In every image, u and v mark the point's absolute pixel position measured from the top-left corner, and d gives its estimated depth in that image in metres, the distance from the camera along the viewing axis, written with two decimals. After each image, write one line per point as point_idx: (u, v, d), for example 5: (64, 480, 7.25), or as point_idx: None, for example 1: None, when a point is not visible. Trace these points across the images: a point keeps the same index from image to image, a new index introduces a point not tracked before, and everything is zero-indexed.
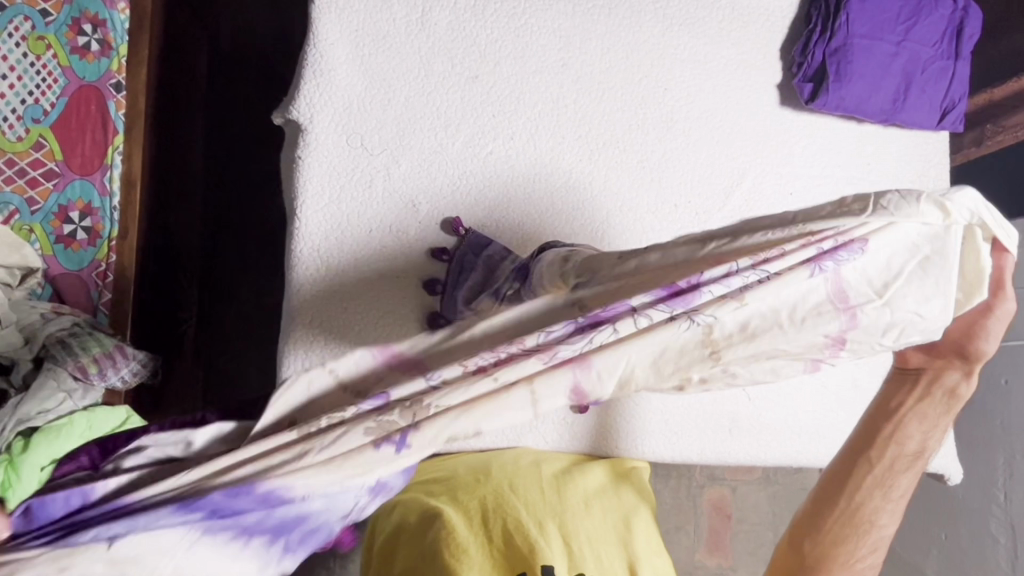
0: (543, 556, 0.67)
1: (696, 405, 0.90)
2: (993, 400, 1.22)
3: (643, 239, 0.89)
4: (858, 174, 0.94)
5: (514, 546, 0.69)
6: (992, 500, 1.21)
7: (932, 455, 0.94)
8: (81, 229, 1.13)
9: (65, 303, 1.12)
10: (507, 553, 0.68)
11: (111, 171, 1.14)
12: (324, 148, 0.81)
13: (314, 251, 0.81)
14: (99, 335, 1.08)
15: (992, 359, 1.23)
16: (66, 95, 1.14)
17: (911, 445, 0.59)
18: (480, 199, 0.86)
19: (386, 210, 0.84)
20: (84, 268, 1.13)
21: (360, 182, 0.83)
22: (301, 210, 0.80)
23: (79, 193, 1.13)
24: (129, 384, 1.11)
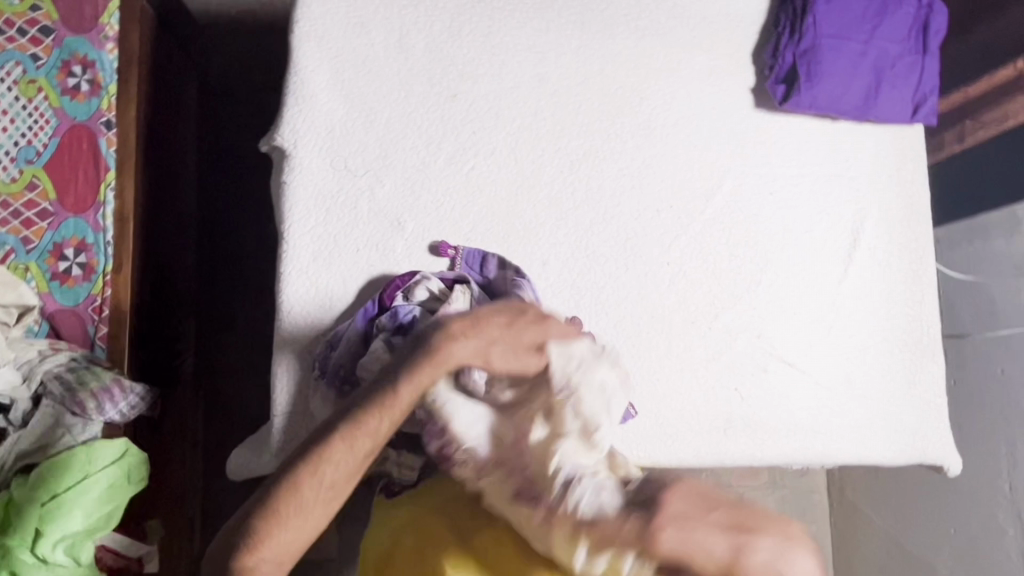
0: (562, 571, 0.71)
1: (688, 407, 0.88)
2: (992, 390, 1.21)
3: (627, 245, 0.89)
4: (837, 170, 0.95)
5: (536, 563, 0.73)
6: (998, 491, 1.20)
7: (930, 447, 0.92)
8: (76, 265, 1.14)
9: (62, 338, 1.13)
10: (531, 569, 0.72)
11: (104, 208, 1.16)
12: (309, 172, 0.84)
13: (302, 273, 0.83)
14: (97, 368, 1.08)
15: (986, 348, 1.22)
16: (58, 135, 1.16)
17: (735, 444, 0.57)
18: (464, 214, 0.87)
19: (371, 229, 0.85)
20: (80, 304, 1.13)
21: (345, 203, 0.85)
22: (288, 233, 0.83)
23: (73, 230, 1.15)
24: (127, 418, 1.09)
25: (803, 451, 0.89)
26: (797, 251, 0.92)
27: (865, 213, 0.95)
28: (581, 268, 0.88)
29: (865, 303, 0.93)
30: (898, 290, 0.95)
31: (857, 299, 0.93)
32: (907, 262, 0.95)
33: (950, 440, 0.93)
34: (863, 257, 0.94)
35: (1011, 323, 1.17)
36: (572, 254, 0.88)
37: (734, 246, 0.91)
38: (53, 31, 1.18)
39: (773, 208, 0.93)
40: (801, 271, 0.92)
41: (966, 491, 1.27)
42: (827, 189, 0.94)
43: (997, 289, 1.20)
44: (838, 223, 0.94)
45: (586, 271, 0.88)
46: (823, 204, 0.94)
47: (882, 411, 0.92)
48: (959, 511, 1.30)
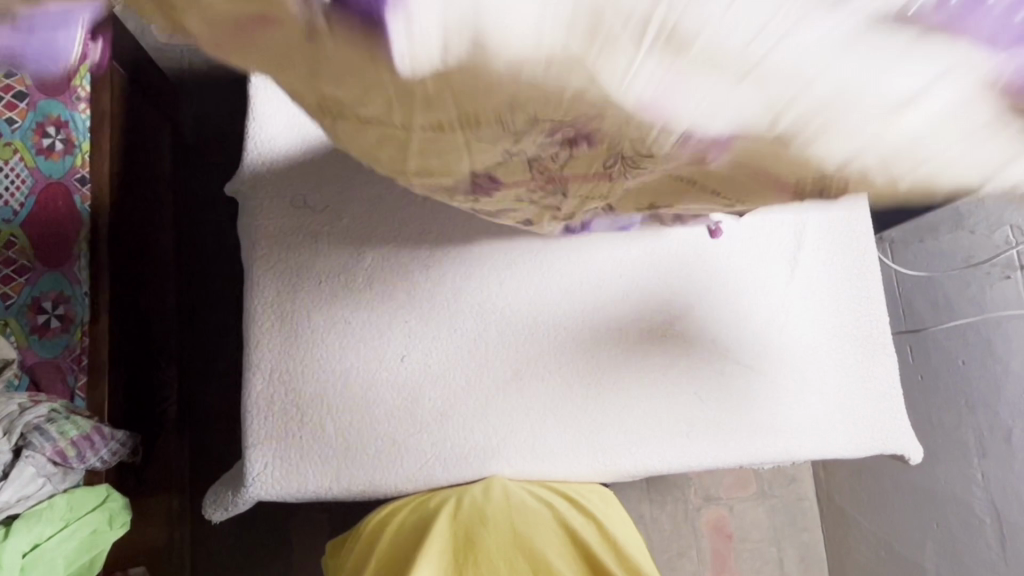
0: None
1: (649, 415, 0.90)
2: (955, 381, 1.25)
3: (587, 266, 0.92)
4: None
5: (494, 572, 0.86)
6: (972, 482, 1.23)
7: (887, 438, 0.95)
8: (54, 317, 1.17)
9: (42, 391, 1.15)
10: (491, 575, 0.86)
11: (80, 260, 1.20)
12: (269, 211, 0.90)
13: (269, 307, 0.88)
14: (76, 417, 1.09)
15: (946, 342, 1.26)
16: (33, 193, 1.21)
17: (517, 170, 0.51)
18: (421, 246, 0.90)
19: (332, 261, 0.89)
20: (60, 355, 1.16)
21: (305, 237, 0.89)
22: (253, 269, 0.89)
23: (51, 285, 1.18)
24: (109, 464, 1.13)
25: (763, 449, 0.92)
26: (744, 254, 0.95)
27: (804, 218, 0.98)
28: (537, 286, 0.91)
29: (815, 303, 0.96)
30: (845, 287, 0.98)
31: (807, 300, 0.96)
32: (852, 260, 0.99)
33: (906, 429, 0.96)
34: (808, 259, 0.97)
35: (965, 317, 1.22)
36: (528, 275, 0.91)
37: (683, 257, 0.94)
38: (27, 95, 1.22)
39: None
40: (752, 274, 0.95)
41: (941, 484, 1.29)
42: None
43: (950, 283, 1.25)
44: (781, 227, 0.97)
45: (543, 292, 0.91)
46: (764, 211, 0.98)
47: (838, 405, 0.94)
48: (937, 505, 1.32)
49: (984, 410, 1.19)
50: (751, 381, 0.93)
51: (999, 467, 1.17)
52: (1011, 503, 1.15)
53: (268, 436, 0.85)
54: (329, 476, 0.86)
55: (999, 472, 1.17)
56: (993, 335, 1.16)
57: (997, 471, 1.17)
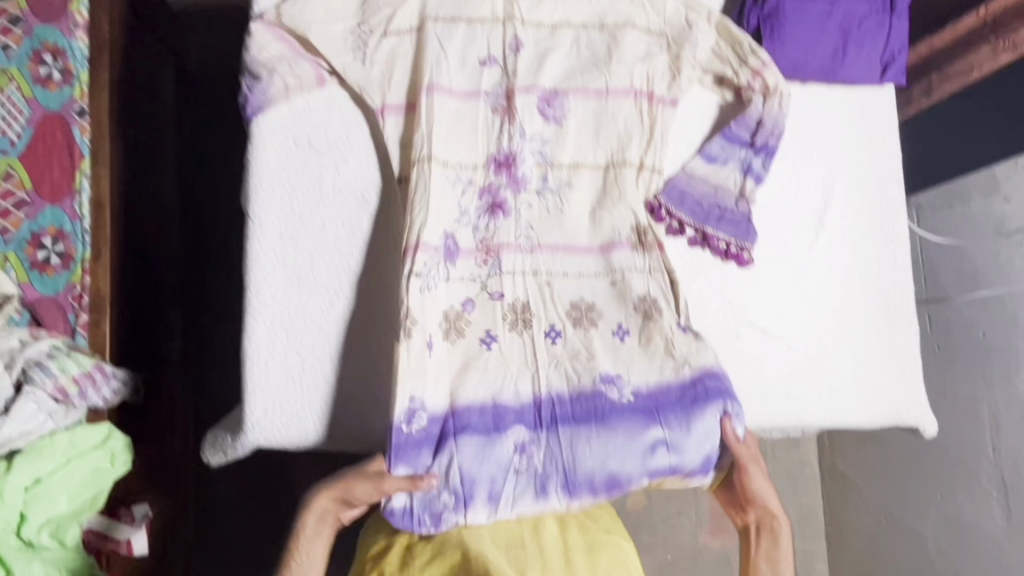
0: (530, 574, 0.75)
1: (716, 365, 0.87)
2: (973, 352, 1.21)
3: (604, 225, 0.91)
4: (804, 133, 0.93)
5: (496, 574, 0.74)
6: (983, 455, 1.20)
7: (904, 406, 0.91)
8: (54, 254, 1.15)
9: (43, 325, 1.14)
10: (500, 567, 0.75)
11: (80, 196, 1.17)
12: (271, 151, 0.86)
13: (269, 249, 0.84)
14: (77, 355, 1.09)
15: (969, 312, 1.22)
16: (31, 124, 1.17)
17: (300, 128, 0.87)
18: (430, 194, 0.85)
19: (338, 205, 0.86)
20: (61, 291, 1.15)
21: (309, 180, 0.86)
22: (253, 211, 0.85)
23: (50, 219, 1.16)
24: (110, 402, 1.12)
25: (776, 415, 0.89)
26: (768, 220, 0.91)
27: (834, 178, 0.93)
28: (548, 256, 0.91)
29: (837, 269, 0.92)
30: (872, 252, 0.92)
31: (831, 263, 0.92)
32: (882, 223, 0.93)
33: (923, 396, 0.92)
34: (833, 222, 0.92)
35: (991, 285, 1.16)
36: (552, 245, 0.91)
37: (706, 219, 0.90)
38: (22, 21, 1.18)
39: (778, 178, 0.92)
40: (773, 236, 0.91)
41: (953, 457, 1.27)
42: (798, 152, 0.92)
43: (978, 252, 1.19)
44: (808, 189, 0.92)
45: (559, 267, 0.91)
46: (790, 170, 0.92)
47: (855, 374, 0.90)
48: (945, 478, 1.30)
49: (1001, 383, 1.15)
50: (763, 345, 0.90)
51: (1012, 441, 1.14)
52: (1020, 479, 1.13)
53: (267, 382, 0.83)
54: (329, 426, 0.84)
55: (1011, 446, 1.15)
56: (1020, 307, 1.11)
57: (1009, 444, 1.15)
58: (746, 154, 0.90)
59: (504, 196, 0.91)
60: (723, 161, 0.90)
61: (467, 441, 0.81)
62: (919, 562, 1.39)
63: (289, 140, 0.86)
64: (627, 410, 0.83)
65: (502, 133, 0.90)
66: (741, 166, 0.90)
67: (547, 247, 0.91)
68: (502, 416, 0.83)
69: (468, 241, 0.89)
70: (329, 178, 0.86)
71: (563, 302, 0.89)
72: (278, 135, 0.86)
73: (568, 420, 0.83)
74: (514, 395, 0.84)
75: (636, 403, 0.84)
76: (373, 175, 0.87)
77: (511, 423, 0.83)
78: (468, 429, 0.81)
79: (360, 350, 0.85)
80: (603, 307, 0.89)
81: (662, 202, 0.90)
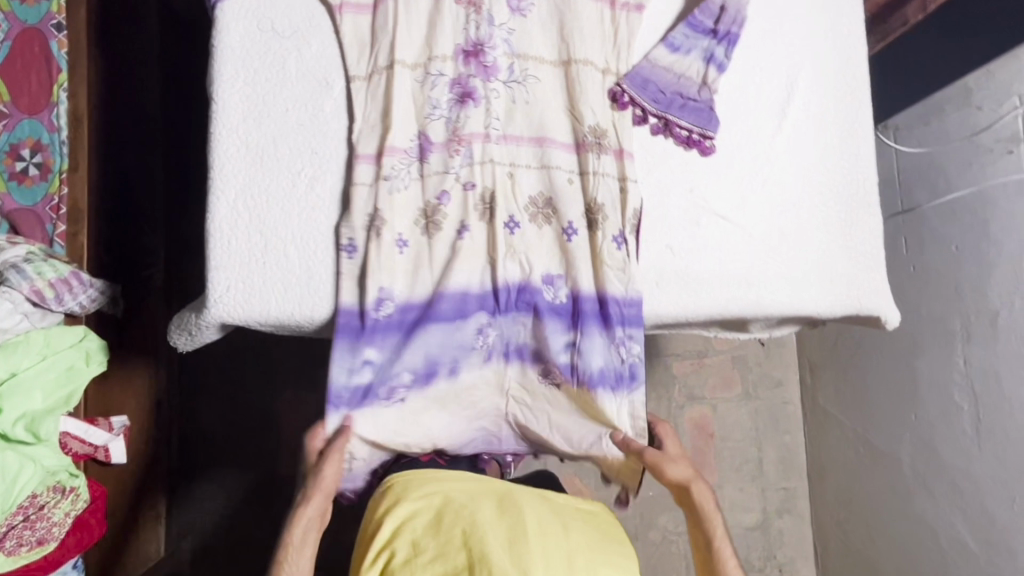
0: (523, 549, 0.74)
1: (683, 265, 0.90)
2: (946, 268, 1.21)
3: (570, 117, 0.89)
4: (768, 25, 0.93)
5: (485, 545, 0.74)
6: (954, 370, 1.21)
7: (864, 295, 0.92)
8: (33, 165, 1.17)
9: (20, 236, 1.16)
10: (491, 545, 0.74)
11: (57, 108, 1.18)
12: (235, 34, 0.87)
13: (232, 130, 0.85)
14: (54, 261, 1.10)
15: (941, 228, 1.22)
16: (9, 39, 1.18)
17: (263, 12, 0.88)
18: (391, 76, 0.85)
19: (301, 88, 0.87)
20: (38, 202, 1.17)
21: (272, 64, 0.87)
22: (217, 93, 0.86)
23: (28, 132, 1.17)
24: (87, 310, 1.14)
25: (735, 303, 0.90)
26: (729, 112, 0.92)
27: (798, 70, 0.93)
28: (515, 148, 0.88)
29: (800, 159, 0.92)
30: (835, 143, 0.93)
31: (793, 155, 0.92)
32: (844, 116, 0.93)
33: (883, 287, 0.93)
34: (796, 113, 0.92)
35: (963, 197, 1.17)
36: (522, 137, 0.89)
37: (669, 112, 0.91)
38: None
39: (739, 70, 0.92)
40: (736, 126, 0.91)
41: (927, 376, 1.28)
42: (761, 44, 0.93)
43: (951, 165, 1.19)
44: (772, 80, 0.92)
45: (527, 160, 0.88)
46: (754, 62, 0.92)
47: (816, 263, 0.91)
48: (918, 399, 1.31)
49: (972, 295, 1.16)
50: (724, 234, 0.91)
51: (982, 352, 1.15)
52: (989, 389, 1.14)
53: (229, 260, 0.84)
54: (289, 305, 0.84)
55: (981, 357, 1.15)
56: (989, 216, 1.11)
57: (980, 356, 1.15)
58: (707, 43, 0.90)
59: (474, 84, 0.87)
60: (685, 51, 0.90)
61: (434, 330, 0.84)
62: (894, 486, 1.40)
63: (252, 24, 0.87)
64: (561, 309, 0.87)
65: (467, 23, 0.88)
66: (702, 56, 0.90)
67: (514, 140, 0.88)
68: (468, 303, 0.86)
69: (439, 134, 0.86)
70: (292, 61, 0.87)
71: (524, 195, 0.88)
72: (243, 19, 0.87)
73: (517, 310, 0.88)
74: (478, 283, 0.86)
75: (571, 303, 0.88)
76: (334, 62, 0.88)
77: (474, 310, 0.86)
78: (436, 320, 0.84)
79: (322, 233, 0.85)
80: (562, 203, 0.87)
81: (626, 91, 0.89)
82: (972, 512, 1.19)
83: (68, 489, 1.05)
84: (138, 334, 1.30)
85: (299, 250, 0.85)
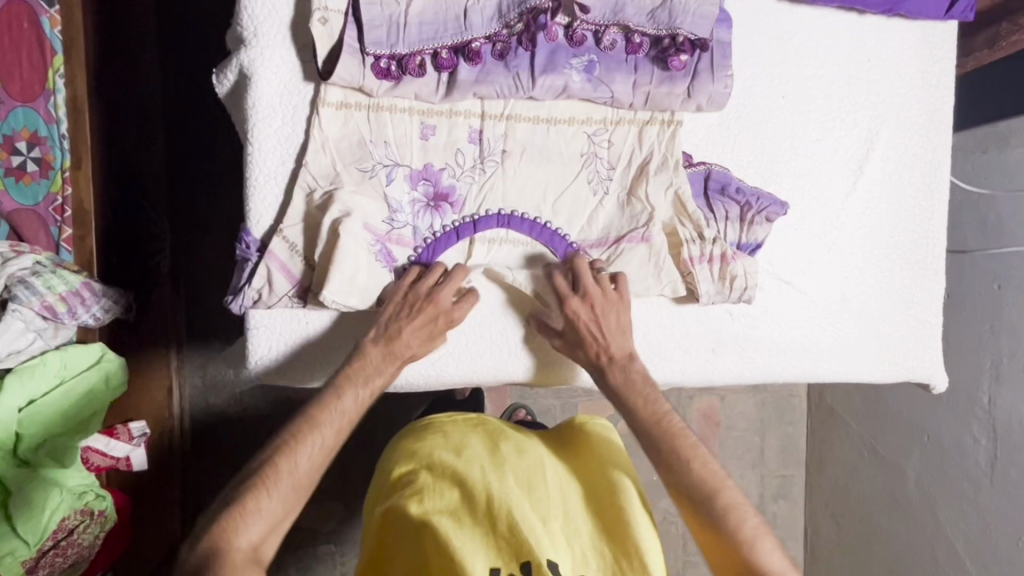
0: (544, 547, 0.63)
1: (778, 331, 0.87)
2: (985, 304, 1.19)
3: (637, 168, 0.83)
4: (855, 73, 0.86)
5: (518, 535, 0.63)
6: (977, 405, 1.22)
7: (918, 365, 0.90)
8: (31, 160, 1.06)
9: (24, 241, 1.07)
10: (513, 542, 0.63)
11: (55, 96, 1.06)
12: (271, 62, 0.77)
13: (271, 177, 0.78)
14: (63, 272, 1.03)
15: (986, 264, 1.19)
16: None
17: (302, 34, 0.77)
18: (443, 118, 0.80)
19: (341, 126, 0.78)
20: (40, 202, 1.07)
21: (312, 100, 0.78)
22: (253, 133, 0.77)
23: (23, 122, 1.05)
24: (102, 322, 1.08)
25: (791, 369, 0.88)
26: (799, 165, 0.86)
27: (880, 121, 0.88)
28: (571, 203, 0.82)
29: (871, 218, 0.88)
30: (907, 204, 0.89)
31: (864, 213, 0.88)
32: (917, 171, 0.89)
33: (938, 357, 0.91)
34: (874, 168, 0.88)
35: (1017, 240, 1.13)
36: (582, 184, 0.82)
37: (741, 168, 0.85)
38: None
39: (812, 120, 0.86)
40: (810, 182, 0.87)
41: (947, 402, 1.29)
42: (844, 93, 0.86)
43: (1007, 204, 1.14)
44: (851, 132, 0.87)
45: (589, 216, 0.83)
46: (836, 110, 0.86)
47: (877, 330, 0.89)
48: (933, 421, 1.34)
49: (1010, 336, 1.14)
50: (786, 297, 0.87)
51: (1011, 395, 1.15)
52: (1012, 432, 1.15)
53: (281, 303, 0.78)
54: None
55: (1009, 400, 1.15)
56: None
57: (1007, 399, 1.15)
58: (561, 58, 0.77)
59: (447, 181, 0.81)
60: (440, 20, 0.74)
61: None
62: (894, 493, 1.45)
63: (292, 53, 0.77)
64: None
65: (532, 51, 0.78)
66: (509, 81, 0.77)
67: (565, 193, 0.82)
68: None
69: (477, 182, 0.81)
70: (329, 106, 0.77)
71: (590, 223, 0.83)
72: (279, 43, 0.77)
73: None
74: None
75: None
76: (386, 103, 0.78)
77: None
78: None
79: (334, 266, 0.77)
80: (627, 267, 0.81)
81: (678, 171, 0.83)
82: (971, 533, 1.25)
83: (96, 511, 1.02)
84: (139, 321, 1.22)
85: (359, 313, 0.81)
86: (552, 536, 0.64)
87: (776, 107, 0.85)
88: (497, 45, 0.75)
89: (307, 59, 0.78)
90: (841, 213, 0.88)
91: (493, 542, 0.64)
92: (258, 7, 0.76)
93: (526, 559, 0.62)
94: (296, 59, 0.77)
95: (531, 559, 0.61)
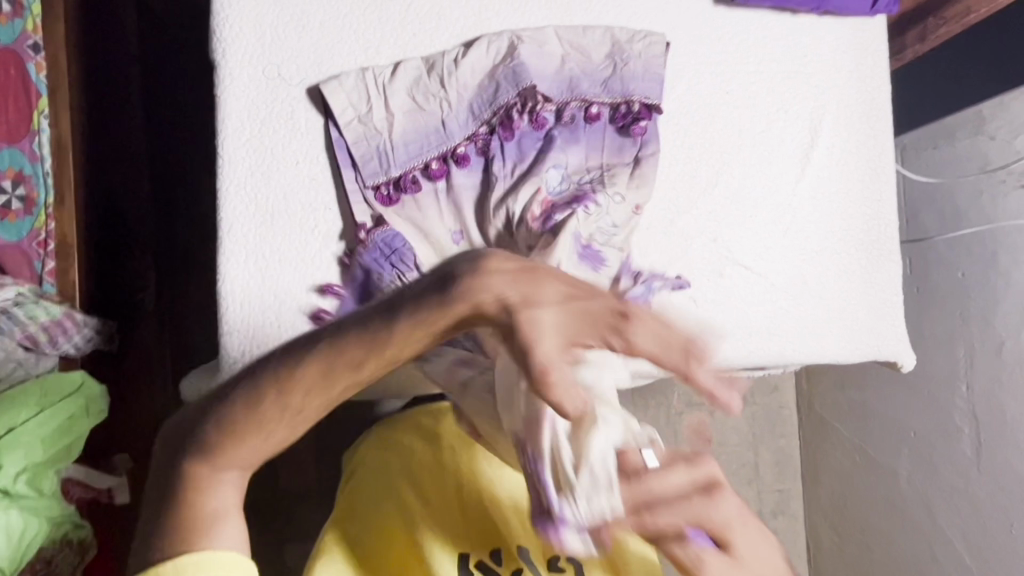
0: (514, 536, 0.71)
1: (749, 315, 0.88)
2: (954, 292, 1.21)
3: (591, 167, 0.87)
4: (794, 69, 0.92)
5: (487, 520, 0.72)
6: (957, 393, 1.23)
7: (884, 342, 0.93)
8: (15, 198, 1.08)
9: (6, 273, 1.09)
10: (484, 530, 0.71)
11: (39, 136, 1.10)
12: (239, 82, 0.80)
13: (242, 187, 0.79)
14: (46, 302, 1.04)
15: (949, 253, 1.22)
16: None
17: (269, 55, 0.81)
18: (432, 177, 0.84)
19: (311, 139, 0.82)
20: (24, 237, 1.10)
21: (280, 113, 0.81)
22: (222, 148, 0.79)
23: (8, 162, 1.08)
24: (83, 350, 1.10)
25: (761, 353, 0.88)
26: (751, 155, 0.90)
27: (822, 113, 0.93)
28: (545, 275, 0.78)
29: (824, 203, 0.92)
30: (857, 188, 0.93)
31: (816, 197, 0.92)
32: (861, 157, 0.94)
33: (903, 334, 0.93)
34: (819, 155, 0.92)
35: (973, 225, 1.16)
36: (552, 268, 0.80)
37: (693, 159, 0.89)
38: None
39: (760, 112, 0.91)
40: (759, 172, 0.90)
41: (929, 395, 1.29)
42: (784, 88, 0.92)
43: (960, 193, 1.18)
44: (795, 122, 0.92)
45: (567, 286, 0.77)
46: (779, 103, 0.91)
47: (839, 309, 0.91)
48: (917, 417, 1.34)
49: (979, 320, 1.16)
50: (747, 281, 0.89)
51: (985, 378, 1.16)
52: (992, 415, 1.16)
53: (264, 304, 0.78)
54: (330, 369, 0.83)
55: (984, 383, 1.17)
56: (998, 248, 1.11)
57: (982, 381, 1.17)
58: (529, 143, 0.85)
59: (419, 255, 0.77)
60: (422, 136, 0.83)
61: None
62: (890, 496, 1.43)
63: (260, 73, 0.81)
64: None
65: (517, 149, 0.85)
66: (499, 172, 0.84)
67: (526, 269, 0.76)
68: None
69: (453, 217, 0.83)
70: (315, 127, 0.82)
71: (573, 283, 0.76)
72: (248, 63, 0.80)
73: None
74: None
75: None
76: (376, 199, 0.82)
77: None
78: None
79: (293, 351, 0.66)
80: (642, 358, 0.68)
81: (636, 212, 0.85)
82: (968, 530, 1.23)
83: (75, 539, 1.03)
84: (126, 384, 1.22)
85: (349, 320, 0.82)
86: (521, 520, 0.72)
87: (723, 104, 0.90)
88: (478, 143, 0.84)
89: (276, 76, 0.81)
90: (795, 199, 0.91)
91: (465, 526, 0.71)
92: (223, 32, 0.80)
93: (497, 546, 0.70)
94: (264, 75, 0.81)
95: (501, 547, 0.70)
